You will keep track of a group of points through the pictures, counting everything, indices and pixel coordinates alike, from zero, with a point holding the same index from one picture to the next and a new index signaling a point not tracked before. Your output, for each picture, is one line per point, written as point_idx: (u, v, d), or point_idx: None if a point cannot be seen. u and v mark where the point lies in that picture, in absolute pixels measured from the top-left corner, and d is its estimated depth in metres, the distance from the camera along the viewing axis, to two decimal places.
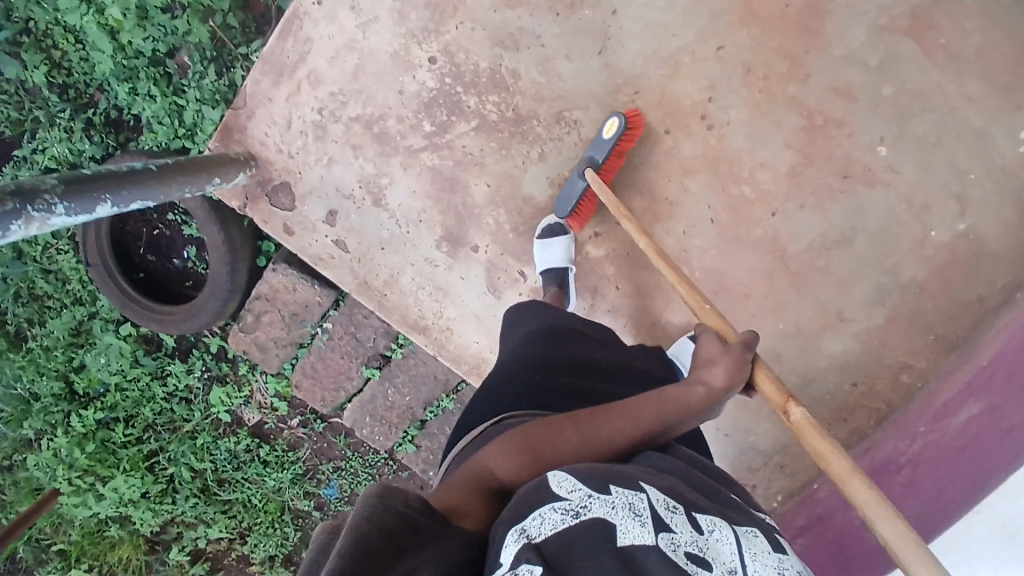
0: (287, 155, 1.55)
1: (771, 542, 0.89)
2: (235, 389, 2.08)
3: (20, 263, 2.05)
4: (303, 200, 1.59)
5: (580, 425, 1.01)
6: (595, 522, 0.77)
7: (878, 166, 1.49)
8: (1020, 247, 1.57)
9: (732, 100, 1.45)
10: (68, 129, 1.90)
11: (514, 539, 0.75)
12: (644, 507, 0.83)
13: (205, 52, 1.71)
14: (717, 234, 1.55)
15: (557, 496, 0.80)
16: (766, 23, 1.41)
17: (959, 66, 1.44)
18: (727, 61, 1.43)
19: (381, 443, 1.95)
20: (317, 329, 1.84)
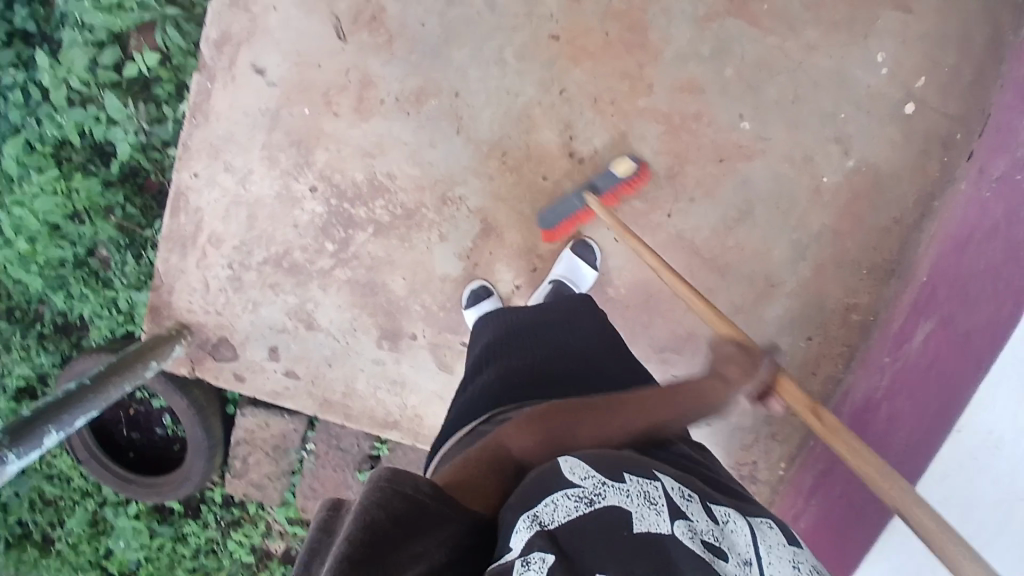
0: (215, 313, 1.64)
1: (780, 533, 0.86)
2: (252, 527, 2.14)
3: (25, 478, 2.16)
4: (243, 346, 1.67)
5: (598, 415, 0.95)
6: (610, 510, 0.76)
7: (747, 141, 1.55)
8: (914, 161, 1.61)
9: (592, 130, 1.53)
10: (24, 349, 1.99)
11: (527, 525, 0.74)
12: (660, 495, 0.81)
13: (118, 243, 1.81)
14: (625, 250, 1.62)
15: (572, 483, 0.79)
16: (595, 54, 1.49)
17: (790, 23, 1.51)
18: (574, 99, 1.51)
19: None
20: (304, 453, 1.91)
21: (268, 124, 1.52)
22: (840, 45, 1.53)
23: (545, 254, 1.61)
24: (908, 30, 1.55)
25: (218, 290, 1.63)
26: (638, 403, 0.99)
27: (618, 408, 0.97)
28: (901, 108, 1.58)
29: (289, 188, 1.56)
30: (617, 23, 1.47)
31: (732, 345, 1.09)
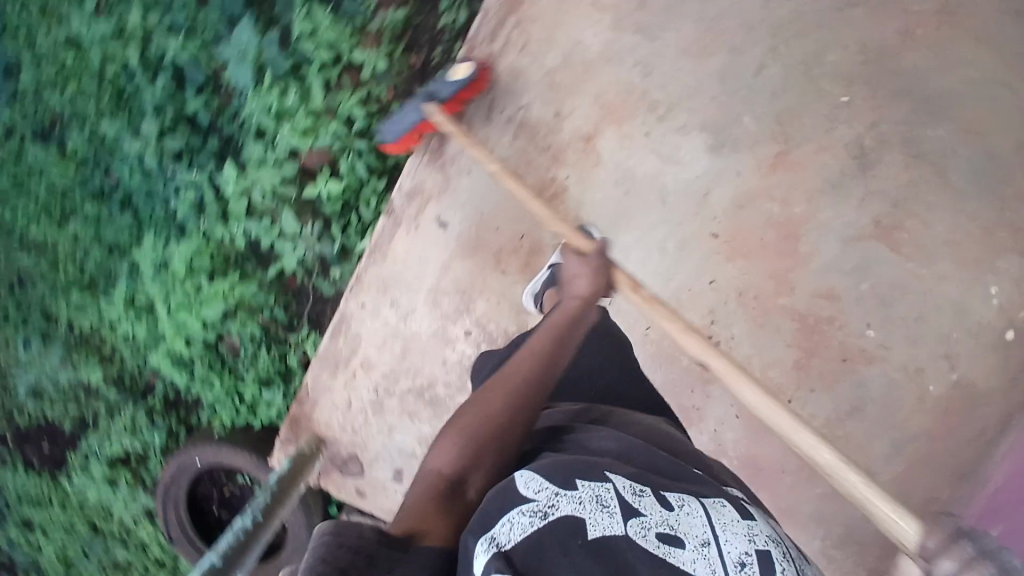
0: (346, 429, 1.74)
1: (737, 508, 0.87)
2: None
3: (95, 538, 2.12)
4: (371, 464, 1.74)
5: (497, 391, 1.01)
6: (566, 519, 0.77)
7: (870, 347, 1.66)
8: (1005, 386, 1.64)
9: (733, 318, 1.65)
10: (131, 419, 2.01)
11: (485, 548, 0.74)
12: (612, 497, 0.81)
13: (255, 337, 1.86)
14: (745, 423, 1.77)
15: (526, 496, 0.79)
16: (750, 256, 1.62)
17: (928, 252, 1.61)
18: (721, 290, 1.63)
19: None
20: None
21: (438, 272, 1.64)
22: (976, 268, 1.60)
23: None
24: None
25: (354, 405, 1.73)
26: (518, 374, 1.03)
27: (504, 377, 1.03)
28: (1002, 335, 1.62)
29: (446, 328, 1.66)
30: (775, 231, 1.60)
31: (573, 258, 1.28)
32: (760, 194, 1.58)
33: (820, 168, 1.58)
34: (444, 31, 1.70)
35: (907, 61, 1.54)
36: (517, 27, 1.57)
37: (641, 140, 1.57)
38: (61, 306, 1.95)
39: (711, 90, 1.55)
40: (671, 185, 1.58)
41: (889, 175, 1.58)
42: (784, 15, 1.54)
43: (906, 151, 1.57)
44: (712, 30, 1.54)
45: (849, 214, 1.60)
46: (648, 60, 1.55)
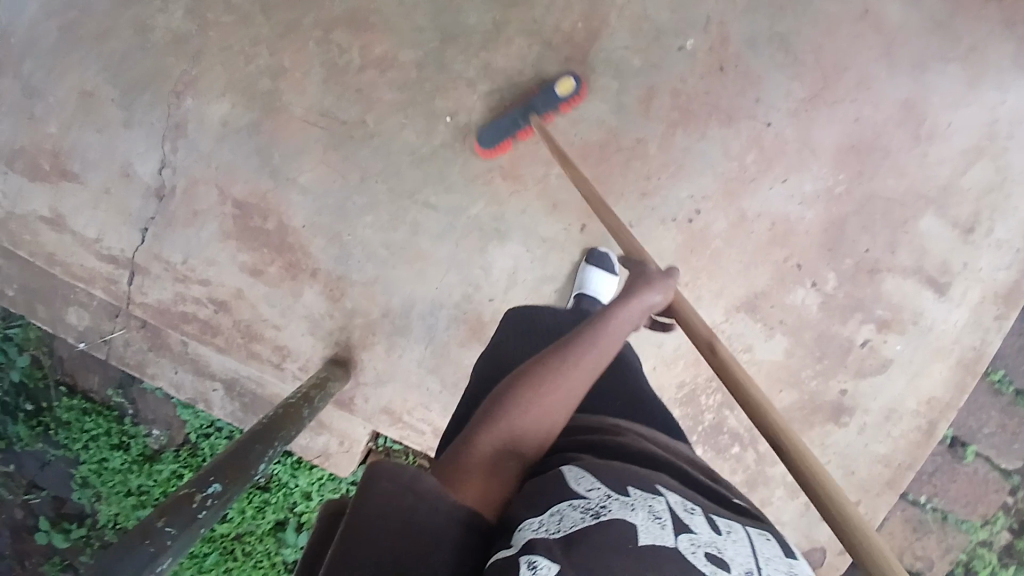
0: None
1: (781, 547, 0.76)
2: None
3: None
4: (810, 543, 1.69)
5: (562, 385, 0.88)
6: (614, 522, 0.68)
7: (710, 44, 1.50)
8: None
9: (671, 196, 1.54)
10: None
11: (533, 527, 0.70)
12: (663, 507, 0.73)
13: None
14: (794, 164, 1.55)
15: (575, 495, 0.73)
16: (609, 184, 1.54)
17: (601, 6, 1.49)
18: (643, 216, 1.54)
19: None
20: (927, 504, 1.85)
21: None
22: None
23: (787, 250, 1.57)
24: None
25: None
26: (580, 382, 0.89)
27: (579, 368, 0.89)
28: None
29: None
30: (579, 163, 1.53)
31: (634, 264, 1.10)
32: (544, 181, 1.55)
33: (514, 122, 1.55)
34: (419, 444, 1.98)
35: (402, 56, 1.54)
36: (409, 412, 1.71)
37: (498, 303, 1.62)
38: None
39: (453, 237, 1.59)
40: (539, 271, 1.60)
41: (519, 46, 1.53)
42: (369, 172, 1.58)
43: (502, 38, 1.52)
44: (396, 239, 1.60)
45: (560, 81, 1.51)
46: (427, 301, 1.64)
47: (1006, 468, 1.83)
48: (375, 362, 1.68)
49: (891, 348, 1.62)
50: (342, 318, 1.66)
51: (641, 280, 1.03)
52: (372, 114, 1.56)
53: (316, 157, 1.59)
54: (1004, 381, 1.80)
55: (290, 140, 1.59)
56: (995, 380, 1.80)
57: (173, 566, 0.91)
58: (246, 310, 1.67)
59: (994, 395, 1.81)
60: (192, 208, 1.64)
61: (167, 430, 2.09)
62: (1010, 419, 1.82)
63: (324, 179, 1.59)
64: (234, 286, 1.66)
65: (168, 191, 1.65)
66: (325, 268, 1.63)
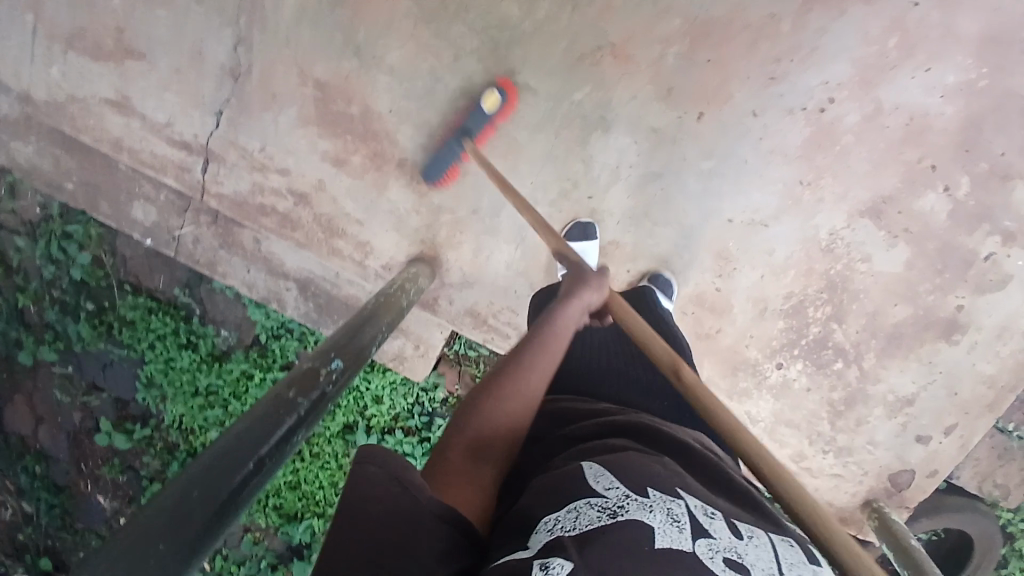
0: (889, 491, 1.64)
1: (807, 554, 0.74)
2: None
3: None
4: (903, 465, 1.61)
5: (509, 391, 0.95)
6: (631, 521, 0.68)
7: None
8: None
9: (799, 86, 1.40)
10: None
11: (545, 528, 0.71)
12: (682, 511, 0.73)
13: None
14: (939, 52, 1.37)
15: (594, 492, 0.74)
16: (731, 71, 1.40)
17: None
18: (768, 104, 1.42)
19: None
20: (1015, 432, 1.76)
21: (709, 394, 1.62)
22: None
23: (922, 151, 1.43)
24: None
25: (854, 476, 1.65)
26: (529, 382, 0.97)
27: (525, 370, 0.97)
28: None
29: (781, 396, 1.61)
30: (700, 45, 1.39)
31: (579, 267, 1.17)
32: (659, 62, 1.40)
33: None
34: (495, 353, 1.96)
35: None
36: (495, 315, 1.64)
37: (597, 202, 1.52)
38: None
39: (552, 126, 1.47)
40: (644, 169, 1.48)
41: None
42: (462, 50, 1.44)
43: None
44: (489, 128, 1.48)
45: None
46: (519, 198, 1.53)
47: None
48: (461, 263, 1.60)
49: (1013, 264, 1.47)
50: (428, 215, 1.57)
51: (576, 284, 1.12)
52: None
53: (404, 34, 1.44)
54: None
55: (375, 13, 1.44)
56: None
57: (304, 441, 0.90)
58: (326, 203, 1.58)
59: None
60: (268, 90, 1.52)
61: (236, 331, 2.05)
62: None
63: (414, 59, 1.46)
64: (315, 177, 1.56)
65: (243, 71, 1.52)
66: (411, 159, 1.53)
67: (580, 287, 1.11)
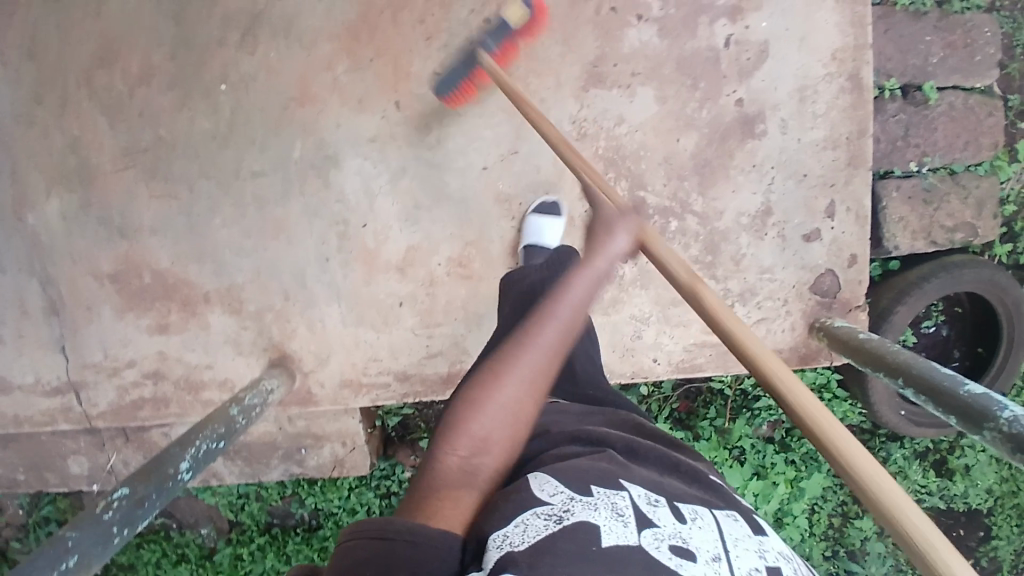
0: (825, 303, 1.55)
1: (750, 524, 0.82)
2: None
3: None
4: (807, 271, 1.54)
5: (513, 394, 0.82)
6: (580, 525, 0.70)
7: None
8: None
9: (460, 28, 1.43)
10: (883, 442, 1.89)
11: (497, 543, 0.68)
12: (627, 503, 0.76)
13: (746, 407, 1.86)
14: None
15: (540, 502, 0.74)
16: (398, 52, 1.44)
17: None
18: (447, 60, 1.45)
19: (976, 33, 1.65)
20: (924, 168, 1.64)
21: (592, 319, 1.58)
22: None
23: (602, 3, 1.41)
24: None
25: (779, 311, 1.56)
26: (539, 366, 0.84)
27: (533, 352, 0.83)
28: None
29: (649, 283, 1.57)
30: (359, 50, 1.44)
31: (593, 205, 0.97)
32: (336, 86, 1.46)
33: (278, 52, 1.45)
34: (420, 405, 1.94)
35: (152, 59, 1.48)
36: (366, 374, 1.62)
37: (375, 224, 1.53)
38: (823, 546, 1.97)
39: (296, 191, 1.52)
40: (388, 173, 1.51)
41: None
42: (189, 180, 1.53)
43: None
44: (251, 225, 1.55)
45: None
46: (312, 262, 1.56)
47: (968, 85, 1.66)
48: (307, 348, 1.61)
49: (757, 31, 1.42)
50: (254, 325, 1.61)
51: (593, 235, 0.92)
52: (163, 128, 1.51)
53: (145, 195, 1.56)
54: (917, 2, 1.62)
55: (115, 196, 1.57)
56: (907, 5, 1.61)
57: (97, 564, 0.97)
58: (177, 367, 1.68)
59: (920, 20, 1.61)
60: (85, 305, 1.68)
61: (211, 523, 2.10)
62: (953, 34, 1.63)
63: (162, 212, 1.57)
64: (155, 351, 1.68)
65: (59, 303, 1.69)
66: (211, 289, 1.60)
67: (606, 236, 0.91)
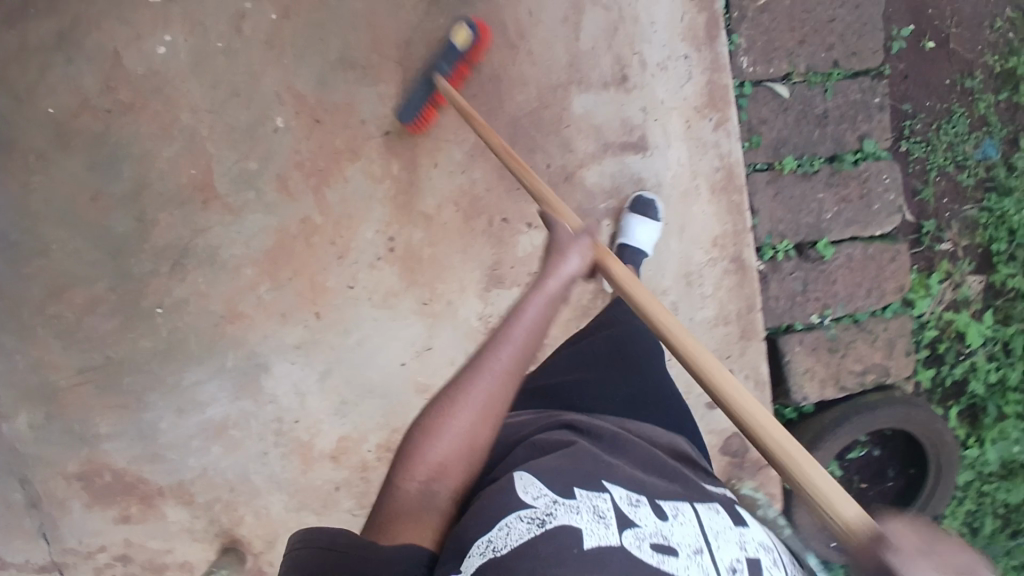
0: (737, 461, 1.62)
1: (730, 517, 0.90)
2: (955, 334, 1.84)
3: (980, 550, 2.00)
4: (716, 433, 1.61)
5: (464, 400, 0.92)
6: (561, 528, 0.77)
7: (297, 104, 1.51)
8: None
9: (366, 245, 1.55)
10: None
11: (478, 552, 0.77)
12: (607, 505, 0.83)
13: None
14: (435, 144, 1.51)
15: (523, 505, 0.81)
16: (311, 269, 1.57)
17: (189, 137, 1.54)
18: (359, 272, 1.57)
19: (877, 181, 1.62)
20: (825, 319, 1.68)
21: None
22: (160, 78, 1.54)
23: (491, 212, 1.54)
24: (150, 36, 1.54)
25: None
26: (491, 376, 0.94)
27: (490, 370, 0.95)
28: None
29: None
30: (277, 270, 1.57)
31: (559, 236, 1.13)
32: (260, 303, 1.59)
33: (205, 278, 1.59)
34: None
35: (96, 290, 1.63)
36: None
37: (305, 421, 1.63)
38: None
39: (232, 396, 1.64)
40: (317, 373, 1.61)
41: (168, 219, 1.58)
42: (139, 391, 1.67)
43: (148, 225, 1.58)
44: (195, 428, 1.67)
45: (212, 223, 1.57)
46: (253, 458, 1.67)
47: (868, 235, 1.65)
48: (257, 535, 1.71)
49: None
50: (208, 514, 1.72)
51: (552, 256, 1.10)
52: (111, 349, 1.65)
53: (101, 407, 1.70)
54: (805, 162, 1.61)
55: (76, 409, 1.71)
56: (795, 167, 1.61)
57: None
58: (141, 552, 1.78)
59: (808, 180, 1.61)
60: (56, 503, 1.77)
61: None
62: (846, 188, 1.62)
63: (117, 420, 1.70)
64: (121, 540, 1.78)
65: (31, 503, 1.77)
66: (166, 485, 1.72)
67: (558, 258, 1.09)
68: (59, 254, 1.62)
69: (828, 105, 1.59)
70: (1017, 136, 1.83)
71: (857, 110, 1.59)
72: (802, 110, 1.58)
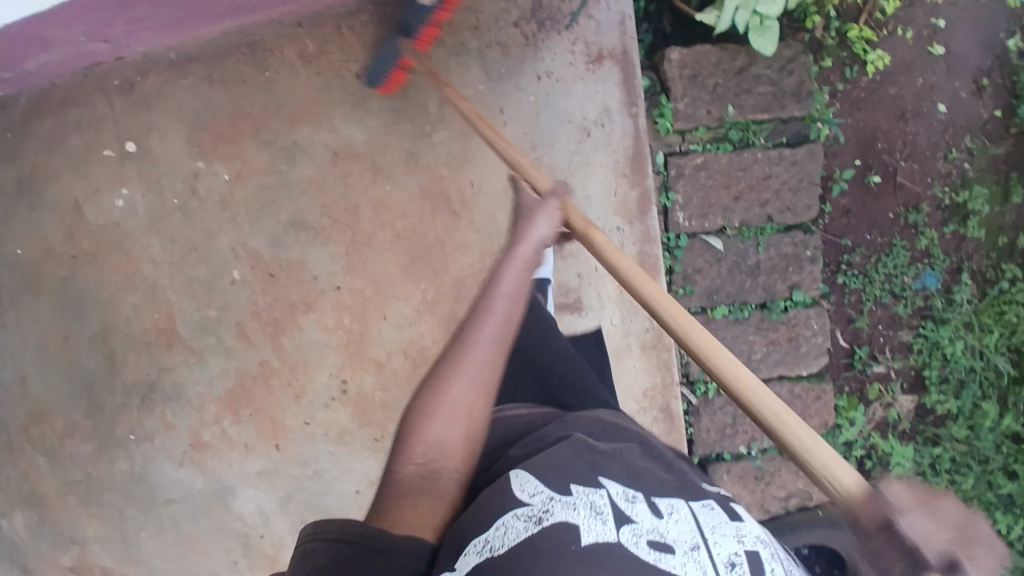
0: None
1: (725, 513, 0.90)
2: (885, 454, 1.89)
3: None
4: None
5: (463, 375, 0.99)
6: (558, 526, 0.79)
7: (251, 261, 1.59)
8: (182, 115, 1.55)
9: (320, 388, 1.66)
10: None
11: (479, 550, 0.78)
12: (604, 501, 0.84)
13: None
14: (384, 300, 1.59)
15: (520, 504, 0.83)
16: (270, 409, 1.68)
17: (149, 286, 1.63)
18: (314, 412, 1.67)
19: (805, 324, 1.70)
20: (753, 449, 1.78)
21: None
22: (120, 231, 1.61)
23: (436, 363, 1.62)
24: (106, 191, 1.60)
25: None
26: (478, 366, 1.00)
27: (474, 349, 1.00)
28: (133, 154, 1.58)
29: None
30: (238, 408, 1.69)
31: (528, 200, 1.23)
32: (224, 435, 1.71)
33: (173, 412, 1.71)
34: None
35: (71, 419, 1.74)
36: None
37: (269, 537, 1.77)
38: None
39: (201, 514, 1.77)
40: (278, 498, 1.74)
41: (134, 358, 1.68)
42: (118, 505, 1.79)
43: (116, 363, 1.68)
44: (169, 540, 1.80)
45: (177, 364, 1.67)
46: (224, 568, 1.80)
47: (799, 374, 1.73)
48: None
49: None
50: None
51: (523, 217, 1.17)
52: (91, 468, 1.77)
53: (84, 517, 1.80)
54: (736, 309, 1.67)
55: (61, 519, 1.80)
56: (726, 312, 1.67)
57: None
58: None
59: (739, 325, 1.68)
60: None
61: None
62: (775, 332, 1.69)
63: (99, 529, 1.80)
64: None
65: None
66: None
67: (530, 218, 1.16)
68: (36, 384, 1.72)
69: (760, 257, 1.65)
70: (960, 266, 1.85)
71: (787, 257, 1.66)
72: (735, 262, 1.65)
